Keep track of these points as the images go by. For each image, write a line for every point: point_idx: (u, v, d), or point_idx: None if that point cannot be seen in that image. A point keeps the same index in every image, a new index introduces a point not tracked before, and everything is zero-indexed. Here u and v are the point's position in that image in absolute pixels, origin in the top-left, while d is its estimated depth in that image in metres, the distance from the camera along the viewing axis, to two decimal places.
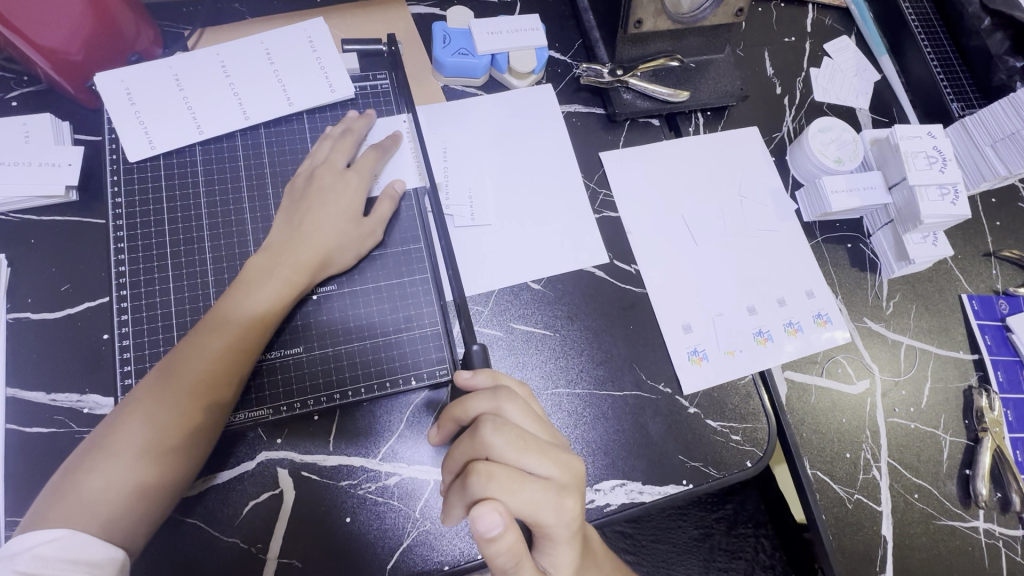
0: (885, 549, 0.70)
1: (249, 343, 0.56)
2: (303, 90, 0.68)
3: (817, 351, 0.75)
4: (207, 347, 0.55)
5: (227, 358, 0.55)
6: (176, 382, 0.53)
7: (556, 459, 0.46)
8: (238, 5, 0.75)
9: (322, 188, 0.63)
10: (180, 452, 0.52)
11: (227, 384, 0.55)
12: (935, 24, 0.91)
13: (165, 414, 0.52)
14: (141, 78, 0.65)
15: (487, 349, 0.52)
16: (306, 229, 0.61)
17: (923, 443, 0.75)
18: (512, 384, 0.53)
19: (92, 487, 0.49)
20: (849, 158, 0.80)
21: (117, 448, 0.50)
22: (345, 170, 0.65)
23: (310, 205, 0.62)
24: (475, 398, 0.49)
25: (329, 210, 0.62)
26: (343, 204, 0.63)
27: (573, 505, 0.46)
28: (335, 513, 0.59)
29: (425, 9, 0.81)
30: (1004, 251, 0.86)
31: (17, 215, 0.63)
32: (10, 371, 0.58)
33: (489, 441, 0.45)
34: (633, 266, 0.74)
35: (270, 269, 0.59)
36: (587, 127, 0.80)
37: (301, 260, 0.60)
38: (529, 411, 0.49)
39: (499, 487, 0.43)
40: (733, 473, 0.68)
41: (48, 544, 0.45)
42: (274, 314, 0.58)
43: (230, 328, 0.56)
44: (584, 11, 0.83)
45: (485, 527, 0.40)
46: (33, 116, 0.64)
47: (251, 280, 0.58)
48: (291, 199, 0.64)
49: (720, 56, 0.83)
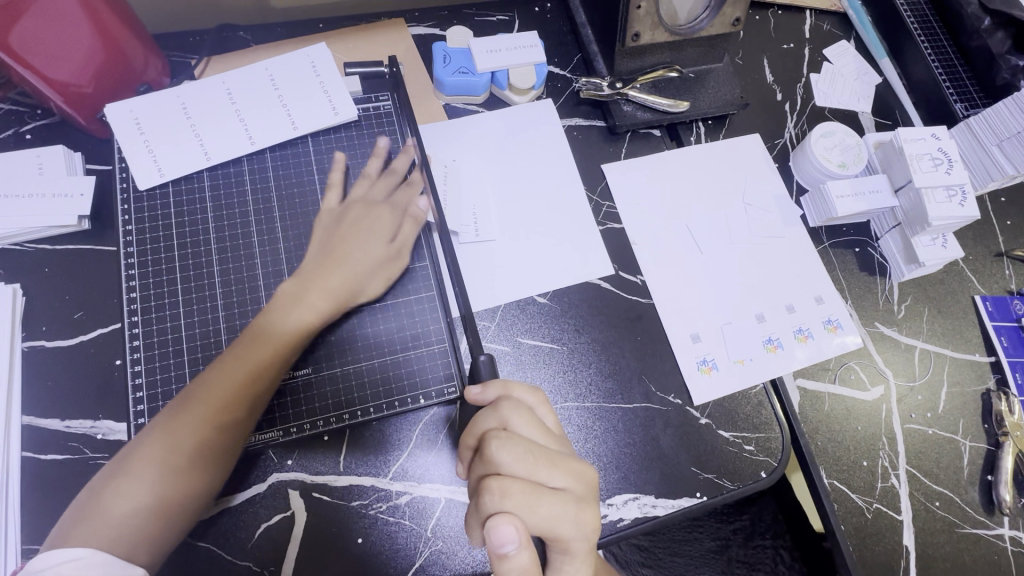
0: (908, 560, 0.69)
1: (276, 369, 0.56)
2: (306, 114, 0.69)
3: (829, 358, 0.75)
4: (235, 370, 0.55)
5: (253, 383, 0.55)
6: (208, 401, 0.53)
7: (570, 470, 0.45)
8: (243, 34, 0.78)
9: (355, 217, 0.65)
10: (206, 471, 0.53)
11: (257, 402, 0.55)
12: (935, 25, 0.91)
13: (195, 432, 0.52)
14: (149, 108, 0.66)
15: (493, 360, 0.49)
16: (334, 254, 0.62)
17: (942, 449, 0.73)
18: (524, 392, 0.51)
19: (122, 499, 0.50)
20: (853, 162, 0.79)
21: (143, 470, 0.51)
22: (374, 205, 0.66)
23: (342, 233, 0.64)
24: (483, 415, 0.48)
25: (355, 239, 0.63)
26: (376, 231, 0.64)
27: (590, 517, 0.44)
28: (348, 535, 0.59)
29: (425, 30, 0.83)
30: (1016, 250, 0.85)
31: (30, 245, 0.64)
32: (24, 400, 0.59)
33: (498, 459, 0.44)
34: (639, 277, 0.74)
35: (300, 291, 0.60)
36: (588, 140, 0.80)
37: (331, 285, 0.60)
38: (536, 422, 0.48)
39: (513, 504, 0.42)
40: (747, 485, 0.67)
41: (70, 564, 0.46)
42: (307, 334, 0.59)
43: (257, 353, 0.56)
44: (582, 26, 0.84)
45: (502, 542, 0.40)
46: (46, 149, 0.66)
47: (283, 301, 0.59)
48: (320, 230, 0.65)
49: (719, 65, 0.84)
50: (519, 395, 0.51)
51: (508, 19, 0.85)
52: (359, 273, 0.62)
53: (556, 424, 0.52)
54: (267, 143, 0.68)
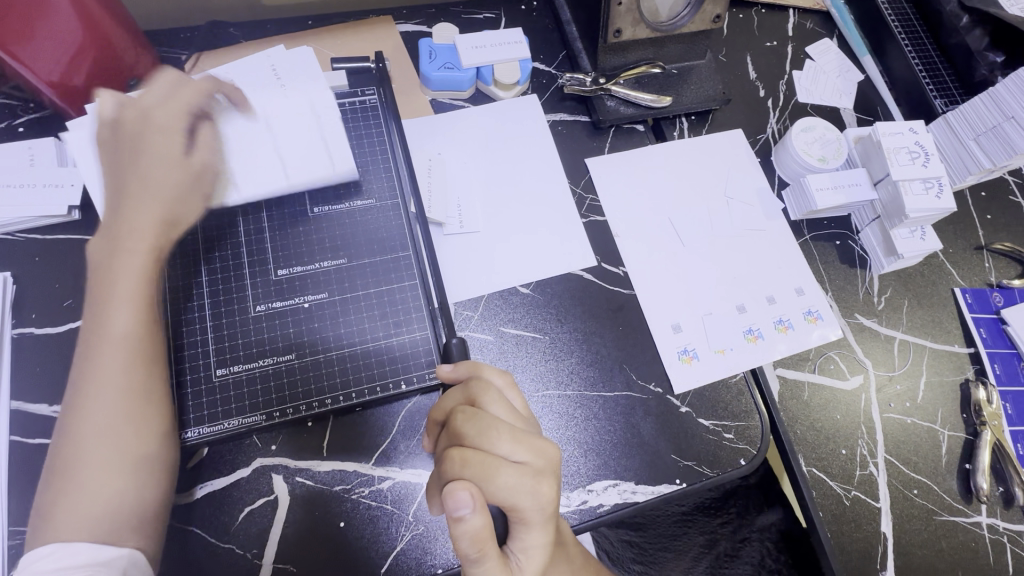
0: (886, 547, 0.69)
1: (144, 329, 0.58)
2: (267, 114, 0.69)
3: (809, 348, 0.76)
4: (109, 350, 0.57)
5: (124, 354, 0.57)
6: (92, 391, 0.56)
7: (531, 445, 0.45)
8: (233, 31, 0.80)
9: (133, 133, 0.63)
10: (140, 443, 0.54)
11: (146, 371, 0.57)
12: (915, 23, 0.92)
13: (90, 430, 0.54)
14: None
15: (464, 343, 0.58)
16: (131, 187, 0.62)
17: (921, 438, 0.74)
18: (493, 375, 0.53)
19: (69, 502, 0.51)
20: (833, 156, 0.81)
21: (74, 468, 0.53)
22: (143, 116, 0.64)
23: (130, 156, 0.63)
24: (450, 395, 0.50)
25: (144, 164, 0.62)
26: (162, 154, 0.63)
27: (548, 491, 0.45)
28: (330, 518, 0.60)
29: (413, 27, 0.84)
30: (995, 244, 0.86)
31: (23, 235, 0.66)
32: (13, 385, 0.60)
33: (461, 431, 0.45)
34: (621, 269, 0.75)
35: (109, 249, 0.62)
36: (572, 135, 0.82)
37: (140, 228, 0.62)
38: (504, 401, 0.49)
39: (473, 473, 0.43)
40: (726, 472, 0.67)
41: (43, 560, 0.48)
42: (146, 293, 0.60)
43: (112, 330, 0.58)
44: (567, 23, 0.86)
45: (455, 505, 0.40)
46: (38, 142, 0.67)
47: (109, 281, 0.60)
48: (105, 156, 0.63)
49: (701, 61, 0.85)
50: (489, 377, 0.53)
51: (494, 17, 0.87)
52: (172, 203, 0.63)
53: (525, 408, 0.53)
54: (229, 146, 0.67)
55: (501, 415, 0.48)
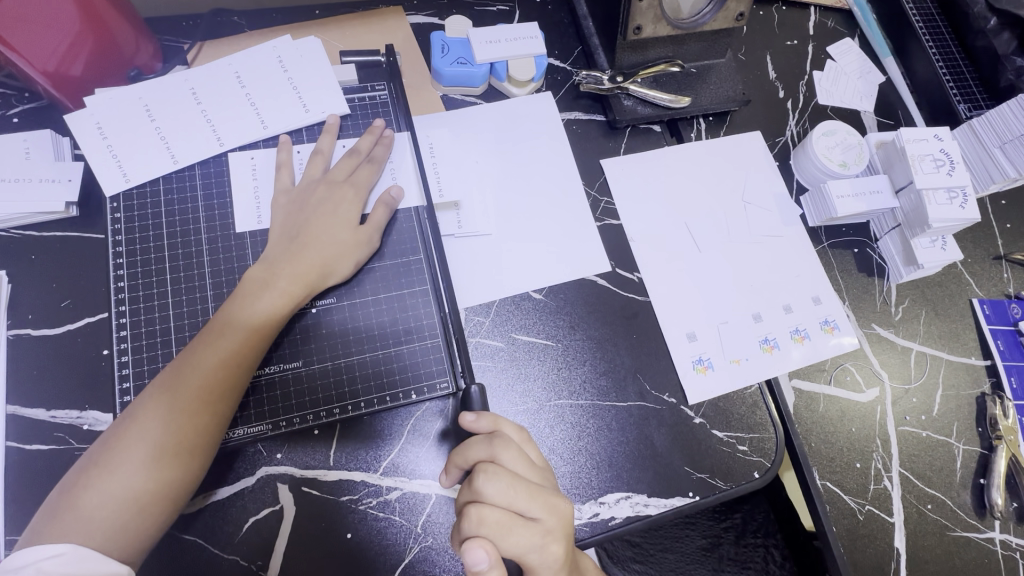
0: (899, 561, 0.68)
1: (249, 354, 0.55)
2: (276, 113, 0.67)
3: (825, 359, 0.74)
4: (203, 361, 0.53)
5: (223, 368, 0.53)
6: (175, 396, 0.52)
7: (546, 503, 0.46)
8: (237, 19, 0.76)
9: (318, 199, 0.62)
10: (190, 471, 0.51)
11: (231, 400, 0.54)
12: (940, 25, 0.90)
13: (174, 423, 0.51)
14: (112, 110, 0.64)
15: (484, 393, 0.55)
16: (304, 240, 0.60)
17: (936, 452, 0.73)
18: (514, 429, 0.51)
19: (99, 495, 0.48)
20: (854, 162, 0.78)
21: (118, 466, 0.49)
22: (337, 183, 0.64)
23: (312, 221, 0.61)
24: (472, 445, 0.49)
25: (323, 216, 0.61)
26: (341, 217, 0.62)
27: (558, 550, 0.45)
28: (336, 529, 0.58)
29: (424, 19, 0.81)
30: (1015, 254, 0.84)
31: (18, 231, 0.63)
32: (9, 389, 0.58)
33: (481, 488, 0.45)
34: (636, 275, 0.74)
35: (267, 278, 0.58)
36: (587, 135, 0.79)
37: (299, 270, 0.58)
38: (524, 455, 0.49)
39: (490, 532, 0.44)
40: (740, 485, 0.66)
41: (52, 559, 0.45)
42: (273, 320, 0.57)
43: (223, 344, 0.54)
44: (584, 18, 0.83)
45: (473, 560, 0.41)
46: (33, 133, 0.64)
47: (249, 293, 0.57)
48: (291, 207, 0.62)
49: (721, 60, 0.82)
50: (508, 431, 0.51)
51: (509, 9, 0.84)
52: (320, 259, 0.60)
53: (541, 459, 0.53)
54: (236, 144, 0.66)
55: (518, 471, 0.48)
